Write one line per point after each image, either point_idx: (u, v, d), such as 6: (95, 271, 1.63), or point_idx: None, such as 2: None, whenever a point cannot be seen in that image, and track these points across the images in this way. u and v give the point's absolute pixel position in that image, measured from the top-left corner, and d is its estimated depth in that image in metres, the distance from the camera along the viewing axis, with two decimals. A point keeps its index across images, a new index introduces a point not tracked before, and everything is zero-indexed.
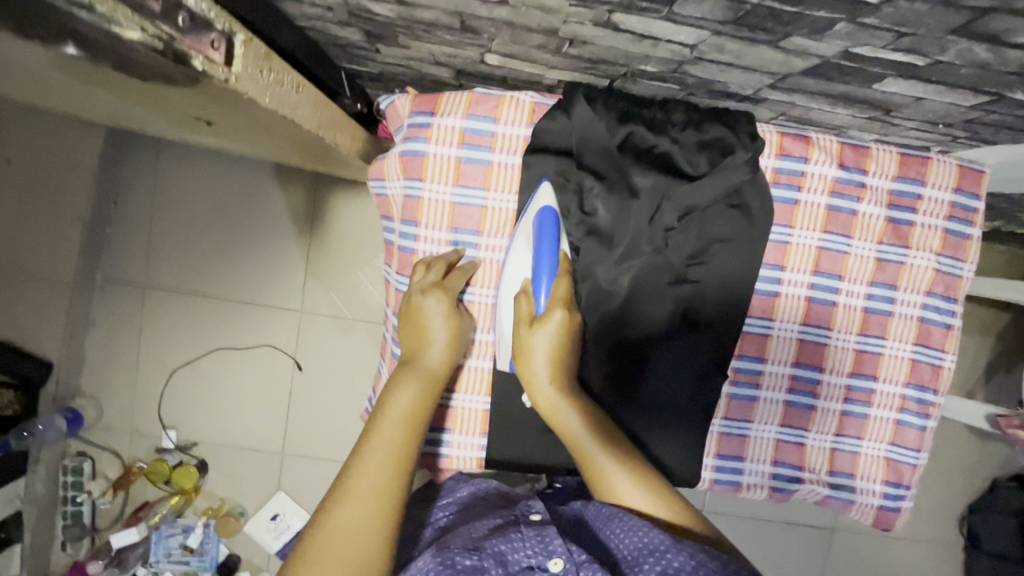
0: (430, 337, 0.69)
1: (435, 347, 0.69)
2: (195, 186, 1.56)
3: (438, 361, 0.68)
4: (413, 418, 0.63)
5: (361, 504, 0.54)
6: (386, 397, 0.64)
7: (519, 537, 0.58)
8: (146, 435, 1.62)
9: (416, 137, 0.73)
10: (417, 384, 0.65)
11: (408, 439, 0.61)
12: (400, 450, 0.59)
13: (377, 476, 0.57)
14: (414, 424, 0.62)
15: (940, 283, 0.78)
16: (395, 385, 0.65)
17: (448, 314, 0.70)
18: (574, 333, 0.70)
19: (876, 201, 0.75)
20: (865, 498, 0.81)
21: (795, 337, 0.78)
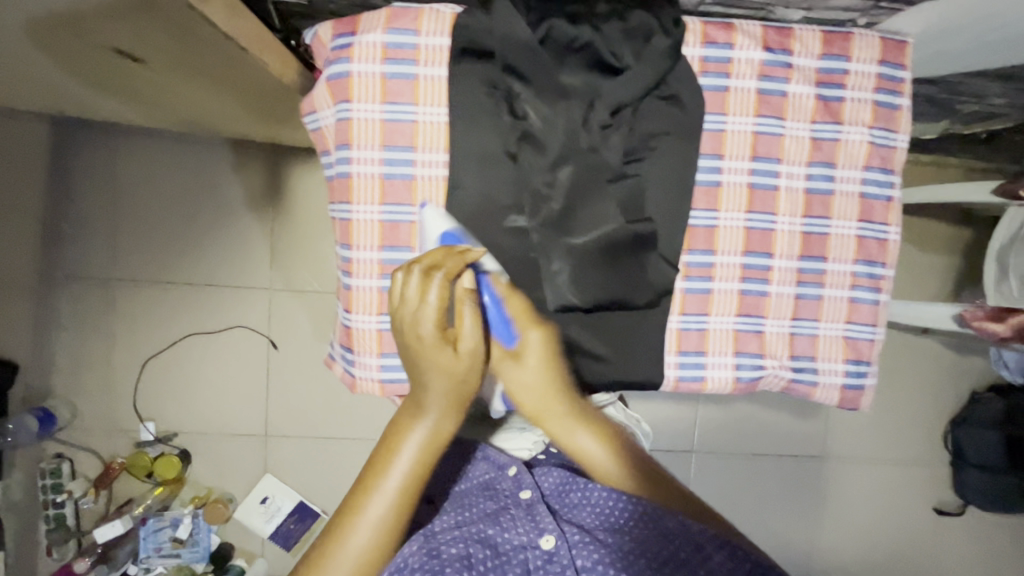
0: (430, 387, 0.64)
1: (435, 399, 0.64)
2: (151, 171, 1.54)
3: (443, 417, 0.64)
4: (416, 473, 0.64)
5: (357, 552, 0.61)
6: (388, 450, 0.64)
7: (511, 525, 0.73)
8: (124, 430, 1.59)
9: (339, 59, 0.72)
10: (418, 440, 0.64)
11: (399, 505, 0.63)
12: (392, 516, 0.63)
13: (364, 539, 0.62)
14: (412, 485, 0.64)
15: (876, 156, 0.78)
16: (398, 438, 0.64)
17: (452, 364, 0.63)
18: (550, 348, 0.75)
19: (804, 80, 0.76)
20: (830, 379, 0.82)
21: (742, 226, 0.78)
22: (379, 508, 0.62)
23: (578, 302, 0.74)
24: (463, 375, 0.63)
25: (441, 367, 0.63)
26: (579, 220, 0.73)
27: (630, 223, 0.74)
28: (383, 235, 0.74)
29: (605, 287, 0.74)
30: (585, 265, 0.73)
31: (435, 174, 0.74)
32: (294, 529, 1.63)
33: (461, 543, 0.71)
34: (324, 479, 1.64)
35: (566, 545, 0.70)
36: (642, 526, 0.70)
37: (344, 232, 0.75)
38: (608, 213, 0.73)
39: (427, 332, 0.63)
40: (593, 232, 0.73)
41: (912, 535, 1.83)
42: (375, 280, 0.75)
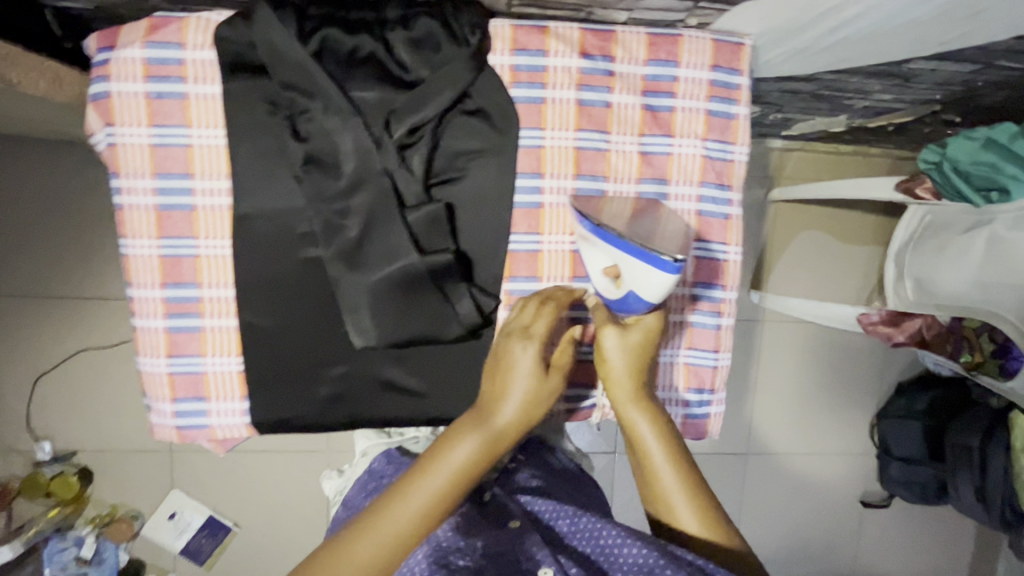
0: (507, 393, 0.62)
1: (512, 402, 0.62)
2: (24, 179, 1.44)
3: (509, 423, 0.61)
4: (467, 472, 0.60)
5: (386, 533, 0.56)
6: (445, 444, 0.61)
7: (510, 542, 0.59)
8: (19, 450, 1.53)
9: (98, 77, 0.64)
10: (477, 442, 0.60)
11: (442, 500, 0.58)
12: (434, 506, 0.58)
13: (407, 520, 0.56)
14: (461, 479, 0.60)
15: (711, 170, 0.72)
16: (456, 435, 0.61)
17: (540, 377, 0.63)
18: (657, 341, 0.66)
19: (628, 89, 0.70)
20: (671, 409, 0.77)
21: (568, 249, 0.72)
22: (426, 492, 0.58)
23: (381, 340, 0.69)
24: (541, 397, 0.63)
25: (523, 376, 0.62)
26: (376, 250, 0.67)
27: (426, 252, 0.67)
28: (164, 272, 0.68)
29: (403, 322, 0.68)
30: (386, 298, 0.67)
31: (217, 203, 0.67)
32: (206, 543, 1.61)
33: (467, 554, 0.56)
34: (233, 494, 1.60)
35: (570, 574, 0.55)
36: (640, 556, 0.55)
37: (123, 269, 0.68)
38: (405, 243, 0.67)
39: (530, 342, 0.63)
40: (389, 266, 0.67)
41: (839, 528, 1.82)
42: (160, 320, 0.69)
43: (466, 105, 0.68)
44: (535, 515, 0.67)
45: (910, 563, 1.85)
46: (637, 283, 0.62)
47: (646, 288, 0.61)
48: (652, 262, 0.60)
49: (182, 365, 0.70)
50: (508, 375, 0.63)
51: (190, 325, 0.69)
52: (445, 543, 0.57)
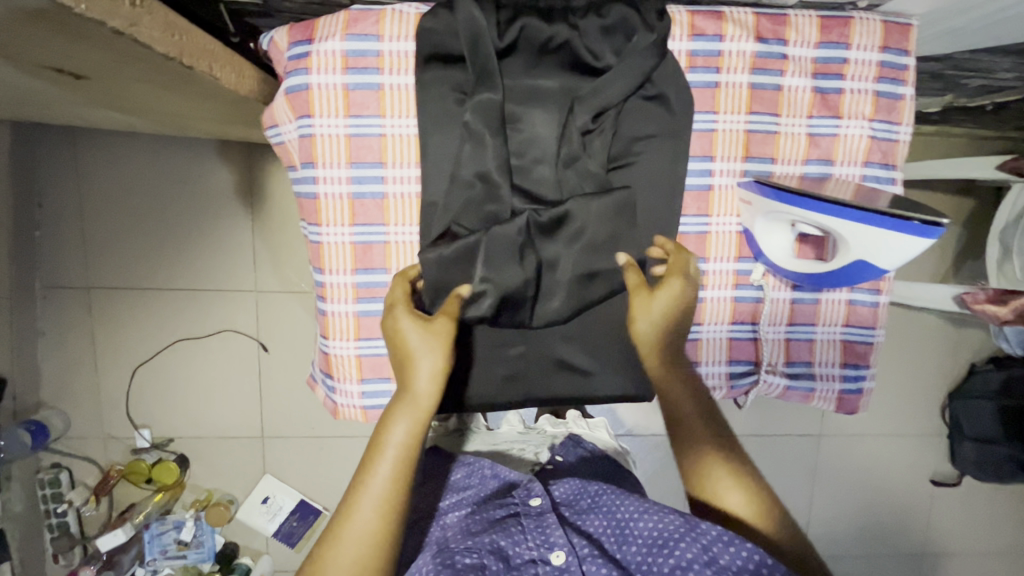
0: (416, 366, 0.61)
1: (424, 374, 0.61)
2: (123, 175, 1.47)
3: (429, 385, 0.61)
4: (412, 449, 0.59)
5: (359, 539, 0.54)
6: (380, 430, 0.59)
7: (519, 532, 0.67)
8: (119, 438, 1.58)
9: (296, 70, 0.67)
10: (409, 417, 0.60)
11: (398, 487, 0.57)
12: (394, 492, 0.57)
13: (369, 518, 0.55)
14: (410, 459, 0.58)
15: (877, 150, 0.73)
16: (389, 417, 0.60)
17: (438, 342, 0.62)
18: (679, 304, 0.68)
19: (800, 71, 0.71)
20: (827, 385, 0.79)
21: (735, 230, 0.74)
22: (378, 487, 0.56)
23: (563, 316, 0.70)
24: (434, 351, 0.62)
25: (426, 349, 0.62)
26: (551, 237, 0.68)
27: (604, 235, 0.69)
28: (356, 258, 0.70)
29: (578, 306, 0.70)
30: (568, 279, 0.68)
31: (407, 190, 0.70)
32: (298, 526, 1.64)
33: (475, 553, 0.63)
34: (322, 479, 1.64)
35: (579, 557, 0.62)
36: (654, 529, 0.61)
37: (315, 257, 0.71)
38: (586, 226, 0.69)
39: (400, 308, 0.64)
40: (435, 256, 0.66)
41: (909, 506, 1.85)
42: (350, 304, 0.71)
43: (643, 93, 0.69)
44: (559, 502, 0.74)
45: (978, 539, 1.88)
46: (879, 254, 0.61)
47: (889, 258, 0.61)
48: (907, 231, 0.58)
49: (370, 347, 0.73)
50: (409, 351, 0.62)
51: (379, 309, 0.72)
52: (454, 549, 0.64)
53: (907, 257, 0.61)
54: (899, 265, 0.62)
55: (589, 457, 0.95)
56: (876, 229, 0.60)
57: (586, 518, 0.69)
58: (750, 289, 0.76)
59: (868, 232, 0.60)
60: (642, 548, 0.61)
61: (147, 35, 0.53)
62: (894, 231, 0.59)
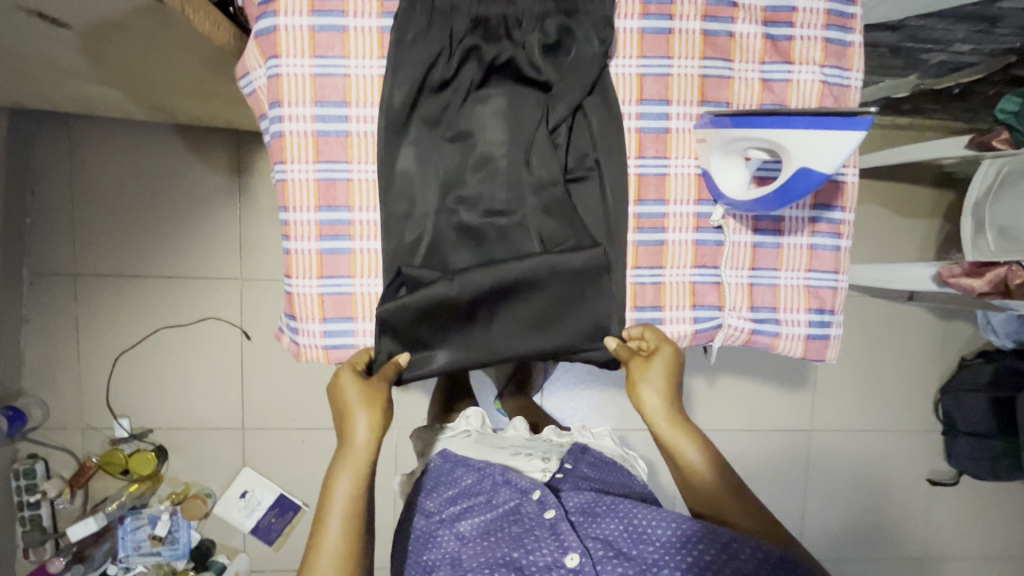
0: (352, 425, 0.69)
1: (361, 428, 0.69)
2: (114, 164, 1.50)
3: (365, 436, 0.69)
4: (356, 496, 0.67)
5: None
6: (327, 489, 0.67)
7: (537, 545, 0.72)
8: (98, 428, 1.56)
9: (265, 13, 0.70)
10: (351, 470, 0.67)
11: (349, 539, 0.65)
12: (344, 548, 0.64)
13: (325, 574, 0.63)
14: (355, 511, 0.66)
15: (829, 95, 0.75)
16: (332, 475, 0.67)
17: (373, 400, 0.69)
18: (676, 364, 0.74)
19: (750, 18, 0.74)
20: (793, 330, 0.79)
21: (693, 173, 0.76)
22: (332, 546, 0.64)
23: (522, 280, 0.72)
24: (370, 407, 0.69)
25: (359, 404, 0.69)
26: (509, 262, 0.71)
27: (555, 252, 0.72)
28: (319, 195, 0.72)
29: (534, 330, 0.74)
30: (524, 307, 0.73)
31: (369, 130, 0.71)
32: (276, 522, 1.60)
33: (489, 568, 0.70)
34: (301, 472, 1.60)
35: (593, 564, 0.68)
36: (674, 533, 0.67)
37: (281, 195, 0.72)
38: (532, 249, 0.73)
39: (347, 374, 0.70)
40: (392, 303, 0.70)
41: (905, 505, 1.79)
42: (313, 241, 0.72)
43: (588, 104, 0.73)
44: (573, 512, 0.76)
45: (975, 542, 1.82)
46: (811, 155, 0.59)
47: (825, 157, 0.59)
48: (829, 121, 0.58)
49: (332, 285, 0.73)
50: (346, 411, 0.69)
51: (341, 247, 0.73)
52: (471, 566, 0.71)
53: (842, 160, 0.59)
54: (842, 163, 0.59)
55: (598, 463, 0.93)
56: (802, 126, 0.59)
57: (602, 522, 0.73)
58: (713, 236, 0.77)
59: (795, 132, 0.59)
60: (659, 548, 0.67)
61: None
62: (816, 126, 0.58)
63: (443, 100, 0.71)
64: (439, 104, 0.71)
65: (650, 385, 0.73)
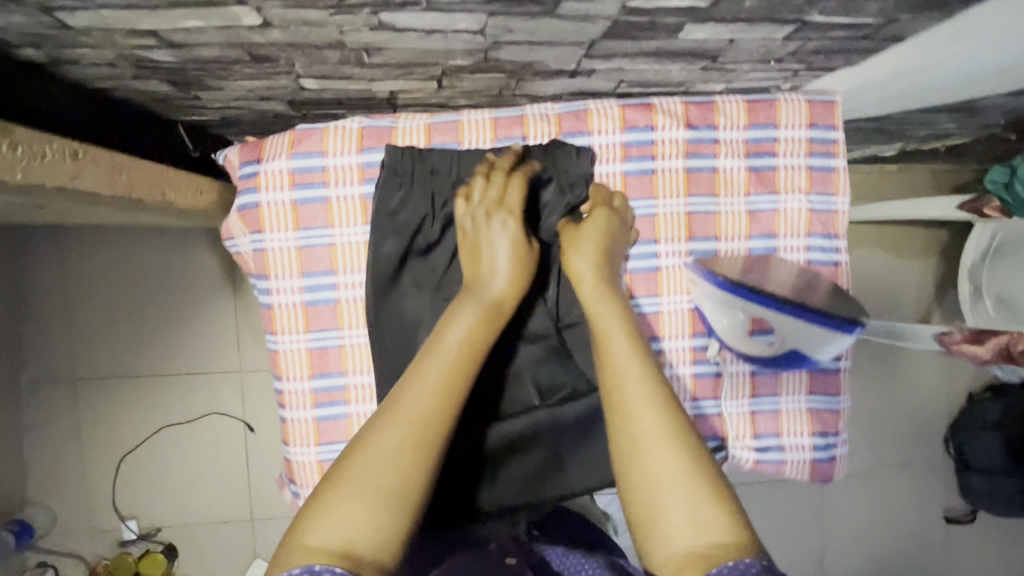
0: (495, 268, 0.64)
1: (503, 272, 0.64)
2: (107, 268, 1.50)
3: (502, 292, 0.63)
4: (469, 347, 0.59)
5: (385, 455, 0.51)
6: (442, 328, 0.59)
7: None
8: (106, 531, 1.55)
9: (247, 189, 0.70)
10: (475, 313, 0.61)
11: (449, 387, 0.56)
12: (437, 396, 0.55)
13: (410, 418, 0.53)
14: (470, 355, 0.58)
15: (817, 221, 0.75)
16: (452, 316, 0.61)
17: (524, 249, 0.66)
18: (616, 234, 0.69)
19: (733, 153, 0.74)
20: (798, 455, 0.78)
21: (687, 308, 0.75)
22: (422, 389, 0.55)
23: (523, 435, 0.71)
24: (521, 253, 0.65)
25: (511, 259, 0.64)
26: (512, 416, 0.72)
27: (556, 402, 0.72)
28: (312, 364, 0.71)
29: (538, 487, 0.72)
30: (527, 463, 0.72)
31: (358, 295, 0.71)
32: None
33: None
34: None
35: None
36: None
37: (275, 365, 0.72)
38: (531, 401, 0.73)
39: (506, 215, 0.65)
40: None
41: (925, 547, 1.75)
42: (309, 409, 0.72)
43: None
44: None
45: None
46: (815, 346, 0.65)
47: (827, 350, 0.65)
48: (837, 327, 0.62)
49: (330, 451, 0.72)
50: (487, 247, 0.65)
51: (337, 413, 0.72)
52: None
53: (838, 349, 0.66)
54: (833, 353, 0.66)
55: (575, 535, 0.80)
56: (818, 326, 0.62)
57: None
58: (711, 369, 0.76)
59: (807, 326, 0.63)
60: None
61: (91, 183, 0.55)
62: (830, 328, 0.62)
63: (433, 261, 0.70)
64: (428, 266, 0.70)
65: (583, 252, 0.67)
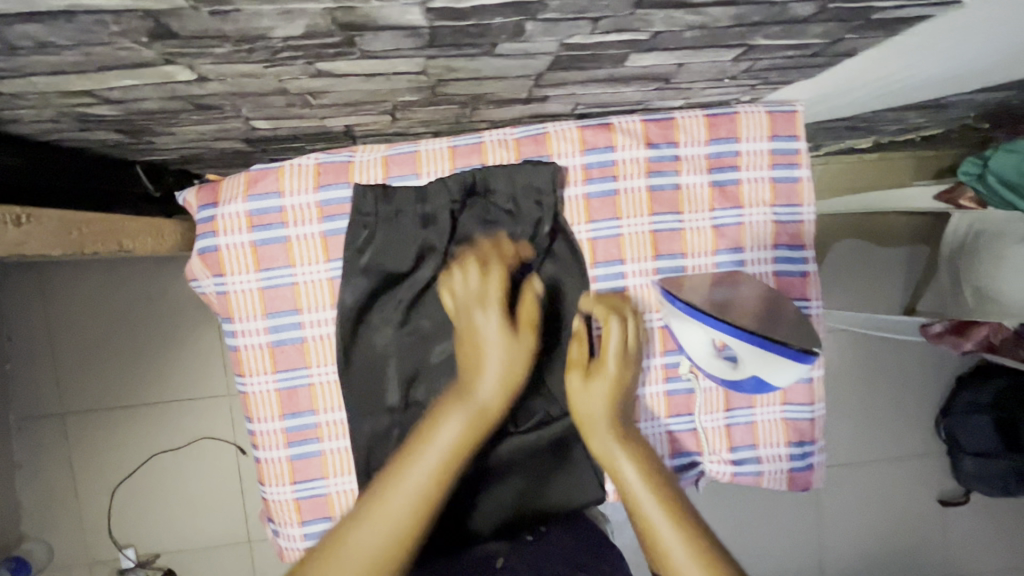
0: (482, 369, 0.62)
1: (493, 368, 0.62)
2: (87, 301, 1.50)
3: (492, 397, 0.61)
4: (456, 454, 0.58)
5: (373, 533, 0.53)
6: (430, 426, 0.59)
7: None
8: (105, 561, 1.55)
9: (205, 233, 0.69)
10: (463, 416, 0.60)
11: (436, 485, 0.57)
12: (426, 491, 0.56)
13: (397, 507, 0.54)
14: (457, 458, 0.58)
15: (783, 233, 0.75)
16: (441, 415, 0.60)
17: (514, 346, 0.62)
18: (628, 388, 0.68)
19: (695, 169, 0.73)
20: (775, 465, 0.78)
21: (658, 327, 0.75)
22: (409, 491, 0.55)
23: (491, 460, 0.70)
24: (513, 358, 0.62)
25: (499, 347, 0.62)
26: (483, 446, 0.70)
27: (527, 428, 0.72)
28: (282, 404, 0.71)
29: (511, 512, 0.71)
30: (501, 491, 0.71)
31: (324, 333, 0.70)
32: None
33: None
34: None
35: None
36: None
37: (246, 406, 0.72)
38: (505, 428, 0.72)
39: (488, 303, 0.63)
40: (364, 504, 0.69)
41: (925, 532, 1.74)
42: (282, 449, 0.72)
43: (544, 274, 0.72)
44: None
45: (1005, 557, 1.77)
46: (770, 372, 0.64)
47: (780, 376, 0.64)
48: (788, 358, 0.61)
49: (307, 490, 0.72)
50: (480, 348, 0.62)
51: (311, 451, 0.72)
52: None
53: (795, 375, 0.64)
54: (792, 380, 0.65)
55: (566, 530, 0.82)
56: (771, 350, 0.61)
57: None
58: (685, 386, 0.76)
59: (762, 351, 0.62)
60: None
61: (38, 246, 0.55)
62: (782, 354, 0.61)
63: (400, 294, 0.69)
64: (395, 300, 0.69)
65: (592, 402, 0.66)
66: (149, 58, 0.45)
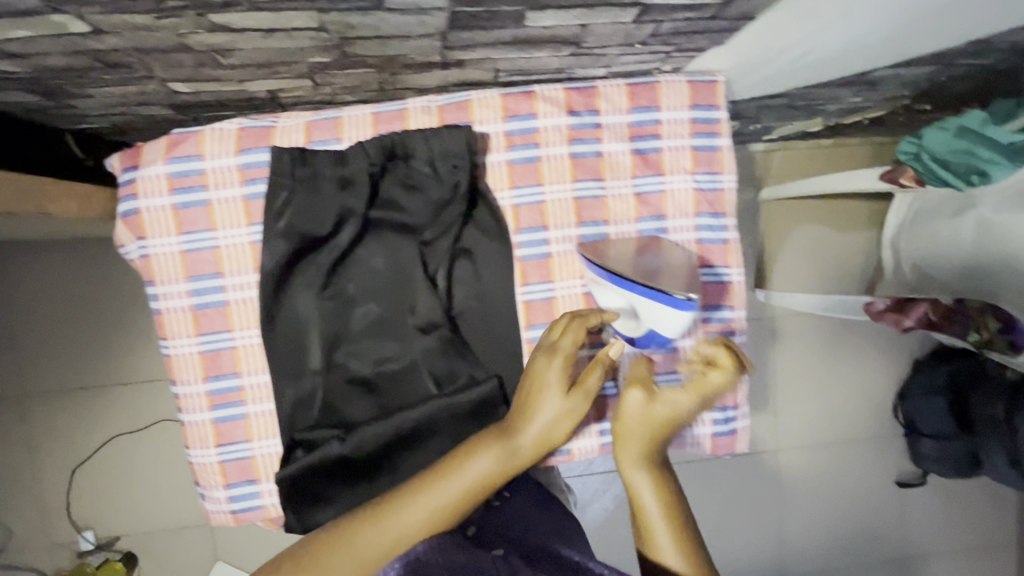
0: (532, 412, 0.64)
1: (540, 417, 0.63)
2: (45, 283, 1.49)
3: (528, 443, 0.63)
4: (478, 488, 0.61)
5: (380, 538, 0.57)
6: (462, 456, 0.62)
7: None
8: (64, 544, 1.55)
9: (126, 196, 0.70)
10: (494, 454, 0.62)
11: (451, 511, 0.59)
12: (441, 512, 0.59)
13: (409, 523, 0.58)
14: (478, 492, 0.61)
15: (704, 201, 0.76)
16: (475, 448, 0.63)
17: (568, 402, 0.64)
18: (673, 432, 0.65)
19: (616, 137, 0.74)
20: (698, 430, 0.80)
21: (581, 292, 0.76)
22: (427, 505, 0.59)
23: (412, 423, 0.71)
24: (559, 418, 0.63)
25: (552, 390, 0.64)
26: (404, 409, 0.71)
27: (451, 392, 0.72)
28: (206, 367, 0.72)
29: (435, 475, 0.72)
30: (424, 454, 0.72)
31: (246, 296, 0.71)
32: None
33: None
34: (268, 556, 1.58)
35: None
36: None
37: (170, 370, 0.72)
38: (428, 391, 0.73)
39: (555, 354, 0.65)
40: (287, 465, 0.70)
41: (884, 515, 1.75)
42: (206, 412, 0.72)
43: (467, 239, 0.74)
44: None
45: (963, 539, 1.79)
46: (660, 323, 0.66)
47: (669, 326, 0.66)
48: (667, 303, 0.64)
49: (231, 452, 0.73)
50: (536, 390, 0.64)
51: (234, 414, 0.73)
52: None
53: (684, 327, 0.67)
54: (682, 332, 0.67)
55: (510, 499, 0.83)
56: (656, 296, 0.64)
57: None
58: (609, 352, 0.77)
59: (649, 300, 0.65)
60: None
61: None
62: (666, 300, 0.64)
63: (321, 258, 0.70)
64: (317, 263, 0.70)
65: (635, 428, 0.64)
66: (34, 5, 0.45)
